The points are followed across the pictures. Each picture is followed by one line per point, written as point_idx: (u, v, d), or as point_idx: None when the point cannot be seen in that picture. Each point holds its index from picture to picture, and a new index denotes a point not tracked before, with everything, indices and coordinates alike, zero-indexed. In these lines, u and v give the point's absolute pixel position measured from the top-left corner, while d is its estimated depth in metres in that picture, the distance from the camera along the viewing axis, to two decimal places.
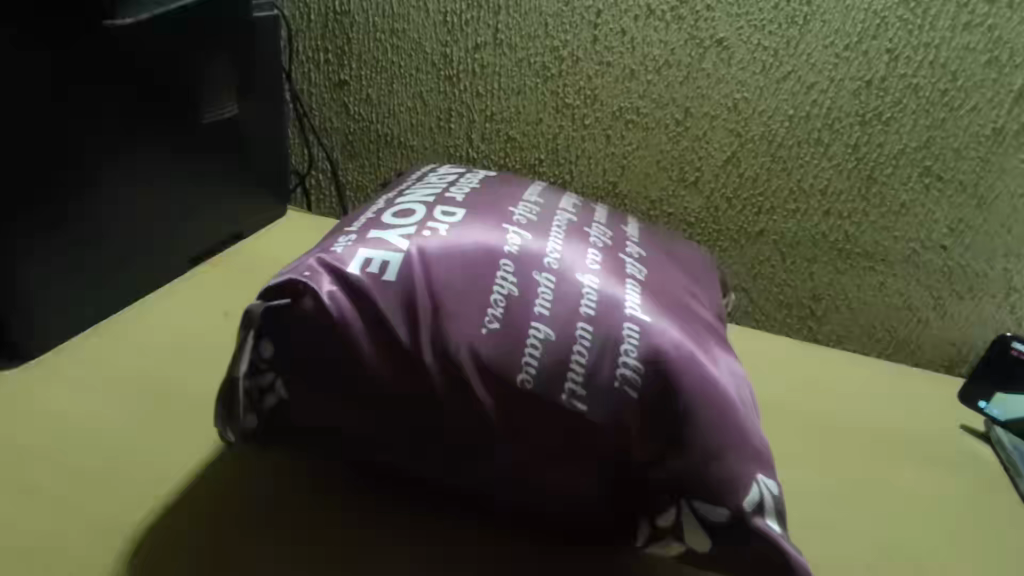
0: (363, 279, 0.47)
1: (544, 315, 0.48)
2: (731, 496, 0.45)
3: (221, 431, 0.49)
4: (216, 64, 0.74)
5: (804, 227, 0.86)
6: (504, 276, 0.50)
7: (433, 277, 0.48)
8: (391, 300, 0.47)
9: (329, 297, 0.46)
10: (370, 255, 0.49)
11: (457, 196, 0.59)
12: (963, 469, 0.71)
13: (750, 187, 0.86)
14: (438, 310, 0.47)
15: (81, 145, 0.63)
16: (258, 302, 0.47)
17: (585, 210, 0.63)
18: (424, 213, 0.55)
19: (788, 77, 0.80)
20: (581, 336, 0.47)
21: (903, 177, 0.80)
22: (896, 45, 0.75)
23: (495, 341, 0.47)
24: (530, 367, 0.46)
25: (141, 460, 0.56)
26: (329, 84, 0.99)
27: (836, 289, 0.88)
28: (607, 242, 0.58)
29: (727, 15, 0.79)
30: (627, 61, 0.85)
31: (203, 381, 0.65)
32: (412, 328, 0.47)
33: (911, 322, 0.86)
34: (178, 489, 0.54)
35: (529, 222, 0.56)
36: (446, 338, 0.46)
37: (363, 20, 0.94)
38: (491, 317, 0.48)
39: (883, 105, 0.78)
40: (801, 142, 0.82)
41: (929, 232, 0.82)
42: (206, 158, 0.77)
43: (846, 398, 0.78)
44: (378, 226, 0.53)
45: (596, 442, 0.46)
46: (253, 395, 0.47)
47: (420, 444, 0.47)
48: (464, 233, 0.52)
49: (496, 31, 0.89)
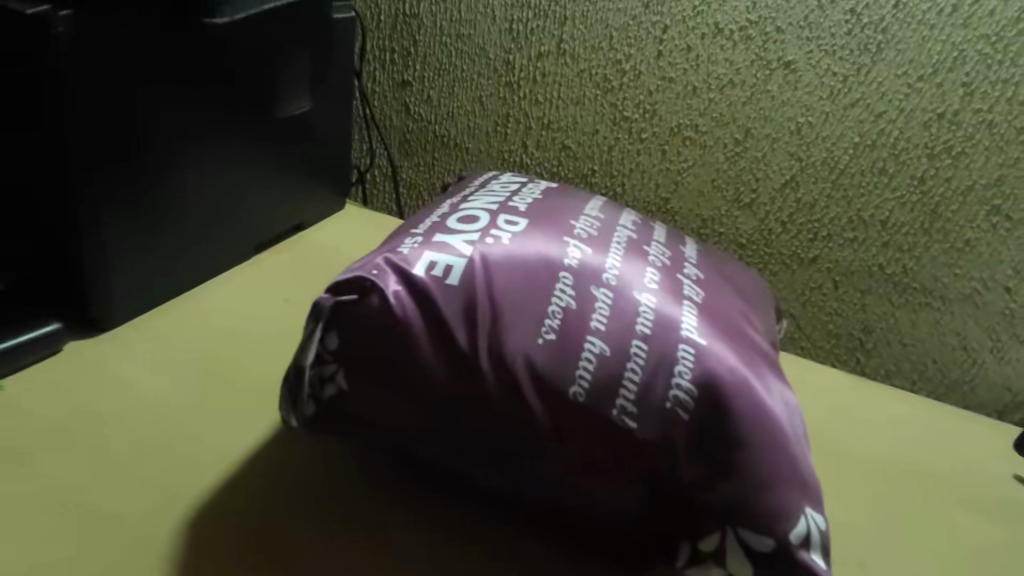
0: (427, 281, 0.49)
1: (600, 329, 0.49)
2: (778, 525, 0.45)
3: (284, 415, 0.51)
4: (296, 60, 0.77)
5: (861, 257, 0.84)
6: (562, 288, 0.51)
7: (495, 283, 0.50)
8: (452, 303, 0.48)
9: (394, 297, 0.48)
10: (435, 258, 0.51)
11: (519, 206, 0.60)
12: (1013, 518, 0.68)
13: (807, 212, 0.85)
14: (497, 318, 0.48)
15: (150, 143, 0.65)
16: (329, 296, 0.49)
17: (644, 227, 0.64)
18: (487, 220, 0.56)
19: (856, 104, 0.78)
20: (635, 354, 0.48)
21: (969, 215, 0.78)
22: (973, 79, 0.74)
23: (550, 352, 0.48)
24: (583, 380, 0.47)
25: (197, 437, 0.59)
26: (393, 84, 1.02)
27: (889, 323, 0.86)
28: (665, 262, 0.58)
29: (797, 38, 0.78)
30: (690, 78, 0.85)
31: (258, 366, 0.67)
32: (471, 332, 0.48)
33: (965, 364, 0.84)
34: (230, 471, 0.56)
35: (589, 236, 0.57)
36: (504, 345, 0.48)
37: (431, 23, 0.96)
38: (547, 328, 0.49)
39: (954, 139, 0.76)
40: (864, 171, 0.80)
41: (993, 271, 0.79)
42: (276, 151, 0.80)
43: (894, 434, 0.76)
44: (443, 230, 0.55)
45: (644, 459, 0.47)
46: (315, 385, 0.49)
47: (468, 446, 0.48)
48: (525, 243, 0.53)
49: (560, 41, 0.90)
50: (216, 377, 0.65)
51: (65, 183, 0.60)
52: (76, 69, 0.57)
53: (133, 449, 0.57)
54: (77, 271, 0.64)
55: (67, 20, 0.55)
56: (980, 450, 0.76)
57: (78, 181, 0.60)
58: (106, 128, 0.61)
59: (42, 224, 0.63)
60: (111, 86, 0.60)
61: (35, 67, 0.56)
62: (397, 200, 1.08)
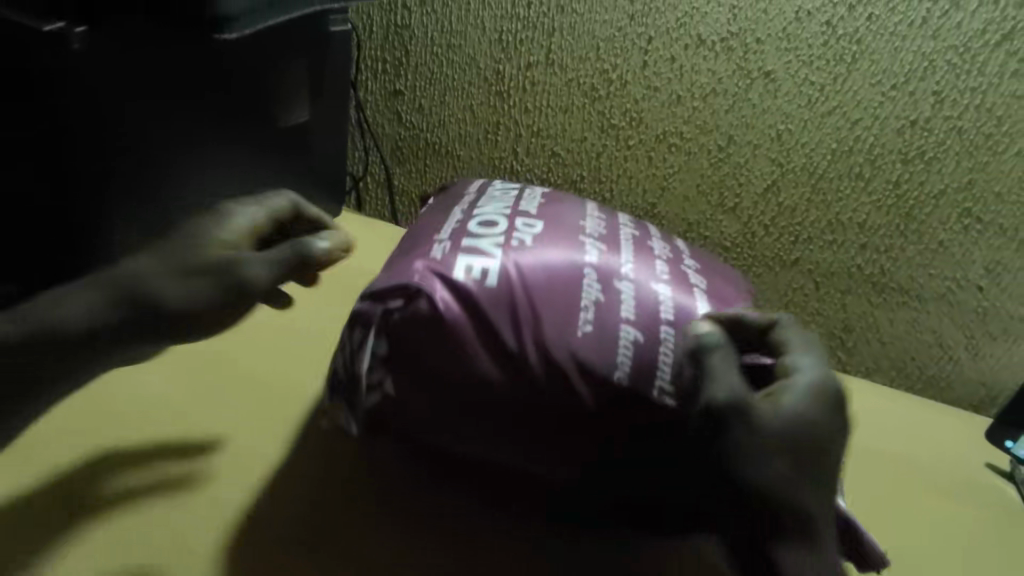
0: (469, 283, 0.56)
1: (629, 320, 0.58)
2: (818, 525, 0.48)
3: (343, 418, 0.56)
4: (295, 67, 0.79)
5: (840, 258, 0.88)
6: (591, 284, 0.59)
7: (532, 279, 0.57)
8: (496, 301, 0.56)
9: (441, 302, 0.54)
10: (471, 262, 0.58)
11: (529, 209, 0.68)
12: (989, 504, 0.72)
13: (788, 216, 0.88)
14: (538, 312, 0.56)
15: (145, 149, 0.67)
16: (374, 305, 0.55)
17: (641, 226, 0.73)
18: (506, 224, 0.64)
19: (833, 112, 0.82)
20: (666, 339, 0.58)
21: (942, 217, 0.82)
22: (943, 88, 0.77)
23: (590, 343, 0.56)
24: (624, 364, 0.56)
25: (233, 444, 0.66)
26: (386, 94, 1.04)
27: (868, 322, 0.90)
28: (667, 255, 0.68)
29: (776, 49, 0.82)
30: (674, 87, 0.88)
31: (272, 387, 0.72)
32: (517, 330, 0.55)
33: (942, 360, 0.88)
34: (266, 473, 0.63)
35: (601, 236, 0.65)
36: (548, 338, 0.56)
37: (423, 35, 0.98)
38: (585, 321, 0.57)
39: (926, 144, 0.80)
40: (841, 175, 0.84)
41: (966, 271, 0.83)
42: (275, 159, 0.82)
43: (885, 430, 0.79)
44: (468, 234, 0.62)
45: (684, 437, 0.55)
46: (371, 385, 0.55)
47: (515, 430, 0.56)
48: (549, 244, 0.61)
49: (549, 51, 0.93)
50: (241, 391, 0.71)
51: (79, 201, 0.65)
52: (86, 77, 0.60)
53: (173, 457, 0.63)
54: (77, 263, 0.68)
55: (82, 36, 0.58)
56: (959, 440, 0.80)
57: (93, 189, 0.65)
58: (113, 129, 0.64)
59: (33, 210, 0.65)
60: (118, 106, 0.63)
61: (36, 65, 0.59)
62: (393, 207, 1.11)
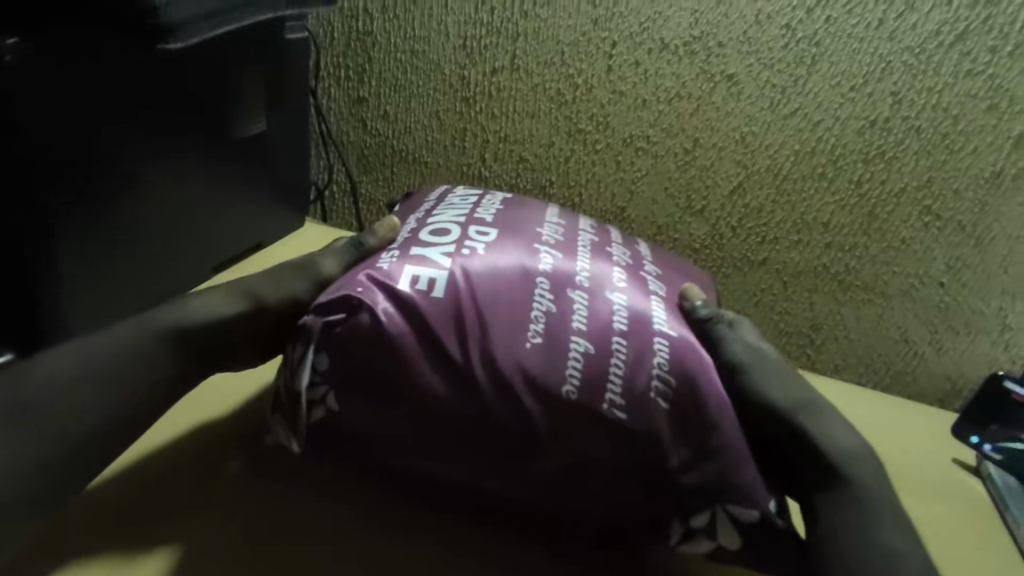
0: (413, 296, 0.56)
1: (580, 330, 0.57)
2: (759, 499, 0.53)
3: (287, 440, 0.56)
4: (250, 77, 0.77)
5: (807, 258, 0.89)
6: (542, 294, 0.59)
7: (477, 287, 0.58)
8: (441, 313, 0.55)
9: (383, 314, 0.54)
10: (418, 272, 0.58)
11: (485, 217, 0.68)
12: (958, 501, 0.73)
13: (755, 217, 0.89)
14: (484, 322, 0.56)
15: (95, 166, 0.64)
16: (314, 318, 0.55)
17: (601, 231, 0.73)
18: (459, 233, 0.64)
19: (795, 114, 0.83)
20: (617, 350, 0.57)
21: (903, 215, 0.83)
22: (901, 88, 0.78)
23: (537, 355, 0.56)
24: (574, 378, 0.55)
25: (184, 473, 0.63)
26: (349, 100, 1.02)
27: (836, 320, 0.90)
28: (628, 262, 0.68)
29: (738, 52, 0.82)
30: (639, 91, 0.88)
31: (239, 405, 0.71)
32: (463, 347, 0.55)
33: (908, 355, 0.89)
34: (228, 498, 0.61)
35: (556, 243, 0.66)
36: (493, 350, 0.55)
37: (385, 40, 0.97)
38: (534, 333, 0.57)
39: (887, 144, 0.81)
40: (805, 176, 0.85)
41: (928, 268, 0.84)
42: (230, 168, 0.79)
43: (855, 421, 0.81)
44: (419, 243, 0.62)
45: (641, 447, 0.54)
46: (311, 405, 0.55)
47: (465, 448, 0.56)
48: (499, 254, 0.61)
49: (513, 57, 0.92)
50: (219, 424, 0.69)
51: (32, 219, 0.61)
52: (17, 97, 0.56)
53: (141, 491, 0.60)
54: (26, 277, 0.63)
55: (15, 47, 0.54)
56: (924, 437, 0.81)
57: (46, 215, 0.62)
58: (65, 146, 0.61)
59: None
60: (69, 125, 0.61)
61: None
62: (359, 217, 1.09)
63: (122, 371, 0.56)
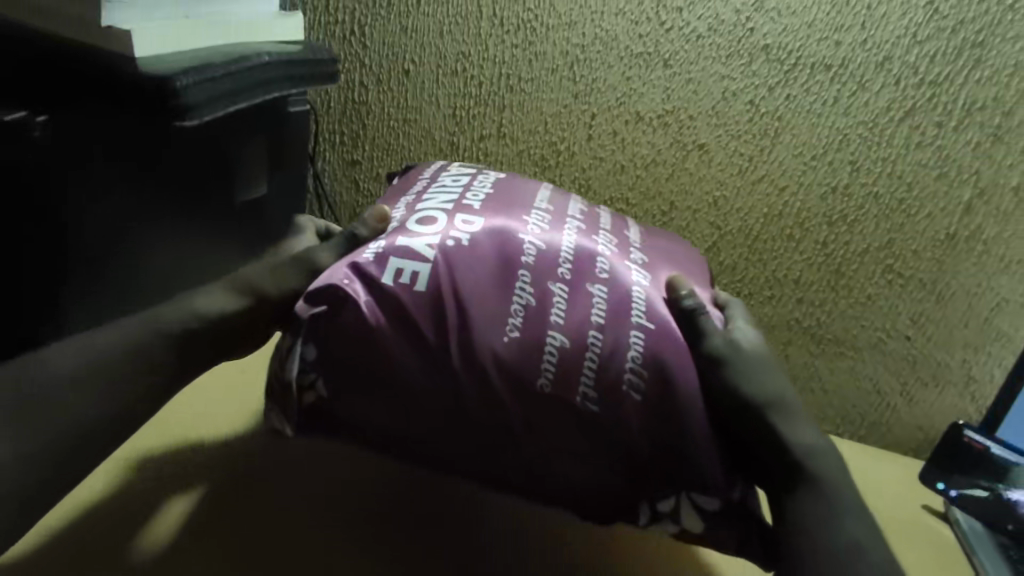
0: (395, 288, 0.59)
1: (558, 323, 0.60)
2: (721, 489, 0.58)
3: (280, 425, 0.61)
4: (252, 145, 0.80)
5: (780, 312, 0.94)
6: (523, 285, 0.61)
7: (457, 276, 0.60)
8: (422, 306, 0.58)
9: (366, 306, 0.58)
10: (403, 264, 0.60)
11: (473, 203, 0.68)
12: (931, 543, 0.76)
13: (730, 274, 0.94)
14: (465, 316, 0.59)
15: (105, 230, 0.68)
16: (302, 307, 0.59)
17: (591, 214, 0.73)
18: (445, 220, 0.64)
19: (762, 180, 0.89)
20: (593, 344, 0.59)
21: (867, 273, 0.89)
22: (857, 157, 0.85)
23: (514, 347, 0.58)
24: (548, 371, 0.58)
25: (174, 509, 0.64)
26: (343, 163, 1.08)
27: (810, 371, 0.95)
28: (614, 248, 0.68)
29: (707, 124, 0.89)
30: (617, 157, 0.95)
31: (231, 443, 0.73)
32: (440, 335, 0.58)
33: (881, 406, 0.93)
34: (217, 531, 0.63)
35: (541, 230, 0.65)
36: (472, 341, 0.58)
37: (380, 109, 1.03)
38: (513, 326, 0.59)
39: (848, 209, 0.87)
40: (775, 238, 0.91)
41: (894, 322, 0.90)
42: (227, 231, 0.80)
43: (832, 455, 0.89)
44: (405, 233, 0.63)
45: (610, 434, 0.58)
46: (299, 390, 0.59)
47: (457, 442, 0.60)
48: (482, 243, 0.62)
49: (500, 125, 0.98)
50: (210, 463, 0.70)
51: None
52: None
53: (134, 527, 0.62)
54: None
55: (42, 125, 0.62)
56: (893, 479, 0.86)
57: None
58: None
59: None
60: None
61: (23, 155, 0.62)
62: None
63: (108, 369, 0.58)
